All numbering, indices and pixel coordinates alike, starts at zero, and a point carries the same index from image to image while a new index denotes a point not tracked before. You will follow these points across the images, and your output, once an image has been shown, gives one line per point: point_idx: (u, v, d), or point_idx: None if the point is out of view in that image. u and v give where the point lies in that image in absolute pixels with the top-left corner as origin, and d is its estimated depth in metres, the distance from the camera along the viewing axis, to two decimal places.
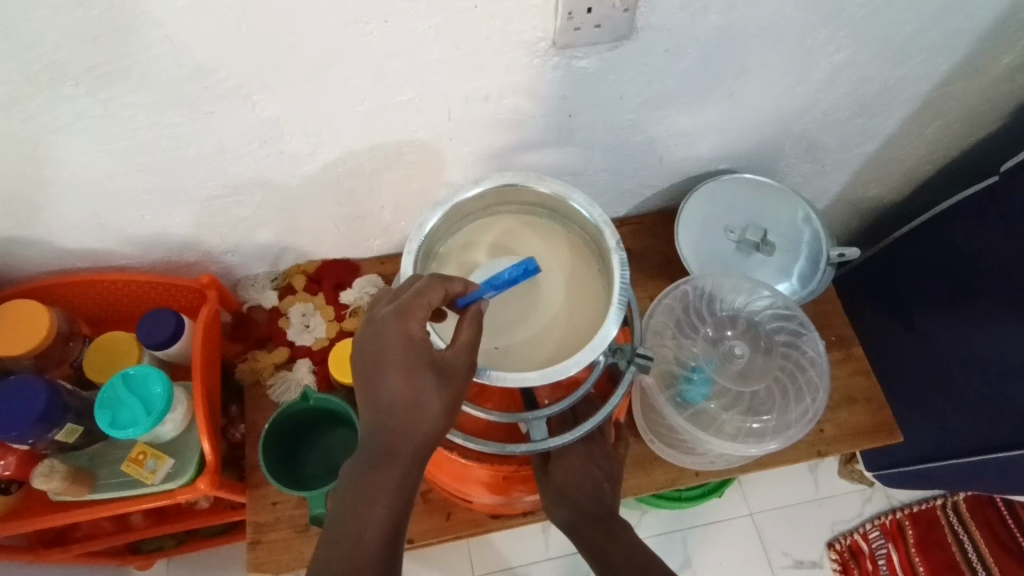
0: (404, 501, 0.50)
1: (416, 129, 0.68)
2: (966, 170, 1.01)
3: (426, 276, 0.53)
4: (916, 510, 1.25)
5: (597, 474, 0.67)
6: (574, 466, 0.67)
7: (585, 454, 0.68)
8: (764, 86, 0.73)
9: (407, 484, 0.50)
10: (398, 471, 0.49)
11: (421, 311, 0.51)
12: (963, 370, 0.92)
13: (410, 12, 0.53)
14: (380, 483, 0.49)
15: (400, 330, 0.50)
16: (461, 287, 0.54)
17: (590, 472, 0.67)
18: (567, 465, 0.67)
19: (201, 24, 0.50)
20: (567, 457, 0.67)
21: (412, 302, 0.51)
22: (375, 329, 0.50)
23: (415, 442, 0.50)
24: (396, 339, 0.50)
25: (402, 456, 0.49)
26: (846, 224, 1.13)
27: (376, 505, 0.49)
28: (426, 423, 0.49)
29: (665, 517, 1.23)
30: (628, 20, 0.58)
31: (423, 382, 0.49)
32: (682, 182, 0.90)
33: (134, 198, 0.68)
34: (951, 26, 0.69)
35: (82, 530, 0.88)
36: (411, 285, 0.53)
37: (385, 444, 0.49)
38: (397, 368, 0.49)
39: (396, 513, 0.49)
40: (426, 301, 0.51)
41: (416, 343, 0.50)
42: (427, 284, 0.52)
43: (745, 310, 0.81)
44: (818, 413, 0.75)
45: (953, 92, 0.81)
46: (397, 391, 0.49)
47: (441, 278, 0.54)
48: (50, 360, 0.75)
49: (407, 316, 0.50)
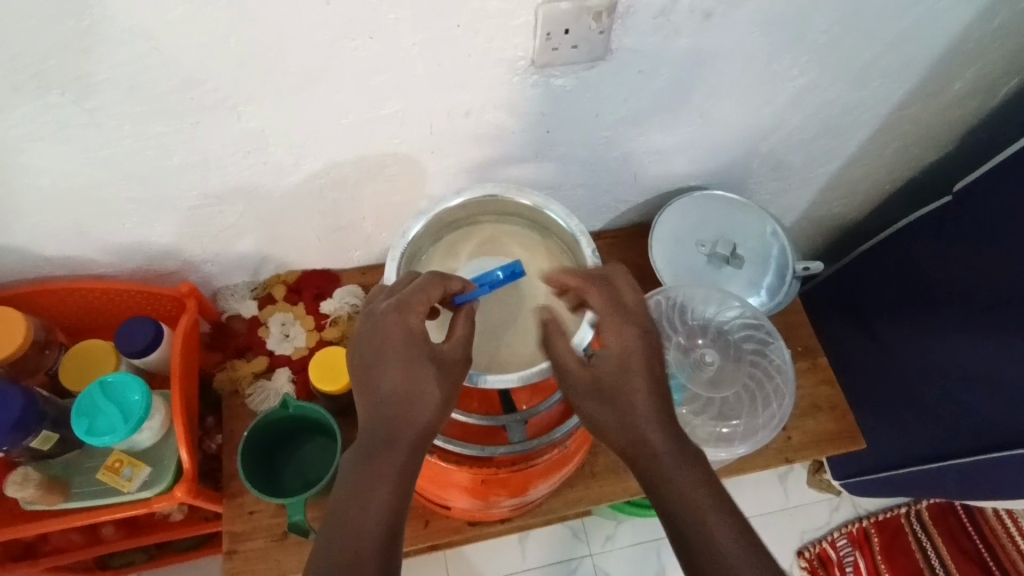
0: (404, 492, 0.49)
1: (400, 142, 0.70)
2: (924, 189, 1.06)
3: (427, 274, 0.57)
4: (882, 518, 1.29)
5: (662, 384, 0.55)
6: (637, 377, 0.54)
7: (650, 363, 0.55)
8: (732, 107, 0.76)
9: (406, 474, 0.50)
10: (398, 460, 0.50)
11: (420, 306, 0.54)
12: (923, 380, 0.96)
13: (395, 29, 0.55)
14: (381, 473, 0.49)
15: (402, 322, 0.53)
16: (459, 286, 0.59)
17: (655, 391, 0.54)
18: (625, 373, 0.54)
19: (191, 37, 0.52)
20: (630, 366, 0.55)
21: (412, 296, 0.54)
22: (376, 322, 0.53)
23: (414, 431, 0.51)
24: (398, 330, 0.52)
25: (401, 444, 0.50)
26: (812, 240, 1.17)
27: (376, 494, 0.48)
28: (425, 412, 0.51)
29: (640, 527, 1.24)
30: (604, 41, 0.61)
31: (422, 372, 0.52)
32: (655, 197, 0.94)
33: (116, 207, 0.69)
34: (906, 54, 0.74)
35: (51, 544, 0.87)
36: (412, 282, 0.56)
37: (385, 435, 0.50)
38: (398, 358, 0.51)
39: (397, 503, 0.49)
40: (426, 296, 0.54)
41: (416, 335, 0.53)
42: (427, 281, 0.56)
43: (715, 320, 0.84)
44: (785, 419, 0.79)
45: (909, 115, 0.86)
46: (397, 381, 0.51)
47: (440, 276, 0.58)
48: (25, 368, 0.75)
49: (409, 309, 0.53)
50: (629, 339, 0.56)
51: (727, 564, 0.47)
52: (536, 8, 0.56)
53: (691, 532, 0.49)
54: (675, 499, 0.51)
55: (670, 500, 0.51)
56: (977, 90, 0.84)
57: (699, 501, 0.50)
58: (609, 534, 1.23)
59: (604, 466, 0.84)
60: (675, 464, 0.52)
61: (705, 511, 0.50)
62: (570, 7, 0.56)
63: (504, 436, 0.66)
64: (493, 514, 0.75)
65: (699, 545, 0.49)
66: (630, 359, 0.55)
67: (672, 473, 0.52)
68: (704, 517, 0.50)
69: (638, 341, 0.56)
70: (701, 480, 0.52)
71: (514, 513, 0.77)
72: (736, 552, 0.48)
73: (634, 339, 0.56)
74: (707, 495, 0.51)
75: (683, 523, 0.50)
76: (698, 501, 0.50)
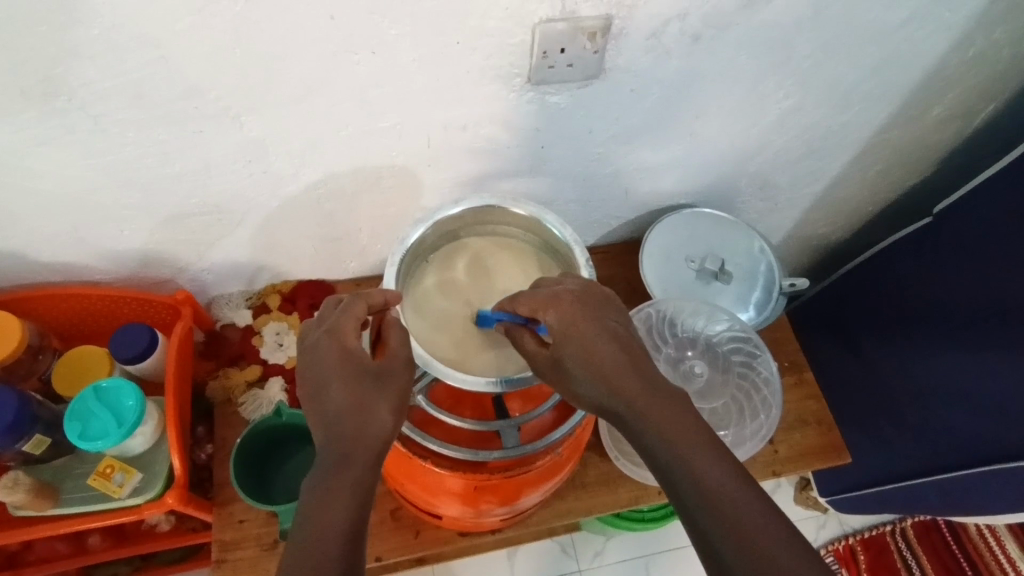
0: (362, 507, 0.49)
1: (396, 154, 0.71)
2: (905, 210, 1.09)
3: (348, 294, 0.58)
4: (868, 536, 1.30)
5: (616, 334, 0.55)
6: (589, 338, 0.54)
7: (592, 320, 0.55)
8: (720, 127, 0.79)
9: (364, 486, 0.49)
10: (353, 476, 0.49)
11: (350, 327, 0.55)
12: (904, 397, 0.97)
13: (396, 44, 0.57)
14: (338, 490, 0.48)
15: (336, 344, 0.53)
16: (382, 298, 0.58)
17: (616, 343, 0.54)
18: (579, 342, 0.54)
19: (197, 47, 0.53)
20: (577, 331, 0.54)
21: (341, 321, 0.55)
22: (312, 353, 0.54)
23: (368, 445, 0.51)
24: (335, 353, 0.53)
25: (355, 460, 0.50)
26: (798, 259, 1.20)
27: (334, 510, 0.47)
28: (377, 424, 0.52)
29: (629, 543, 1.24)
30: (598, 60, 0.63)
31: (366, 388, 0.52)
32: (646, 214, 0.96)
33: (115, 213, 0.70)
34: (886, 79, 0.77)
35: (36, 553, 0.86)
36: (337, 306, 0.57)
37: (340, 452, 0.50)
38: (340, 377, 0.52)
39: (356, 515, 0.48)
40: (354, 317, 0.55)
41: (354, 354, 0.53)
42: (348, 302, 0.57)
43: (704, 333, 0.86)
44: (772, 430, 0.81)
45: (890, 139, 0.89)
46: (343, 399, 0.51)
47: (360, 292, 0.58)
48: (17, 374, 0.75)
49: (340, 332, 0.54)
50: (569, 309, 0.55)
51: (707, 480, 0.47)
52: (533, 27, 0.59)
53: (667, 457, 0.49)
54: (650, 430, 0.51)
55: (653, 443, 0.50)
56: (954, 116, 0.87)
57: (672, 427, 0.50)
58: (598, 550, 1.23)
59: (594, 477, 0.85)
60: (652, 407, 0.51)
61: (676, 434, 0.50)
62: (565, 28, 0.59)
63: (498, 441, 0.67)
64: (484, 523, 0.75)
65: (678, 468, 0.49)
66: (573, 324, 0.55)
67: (651, 415, 0.51)
68: (688, 456, 0.49)
69: (576, 309, 0.55)
70: (674, 406, 0.52)
71: (504, 523, 0.78)
72: (713, 468, 0.48)
73: (570, 306, 0.56)
74: (680, 420, 0.51)
75: (660, 451, 0.50)
76: (671, 427, 0.50)
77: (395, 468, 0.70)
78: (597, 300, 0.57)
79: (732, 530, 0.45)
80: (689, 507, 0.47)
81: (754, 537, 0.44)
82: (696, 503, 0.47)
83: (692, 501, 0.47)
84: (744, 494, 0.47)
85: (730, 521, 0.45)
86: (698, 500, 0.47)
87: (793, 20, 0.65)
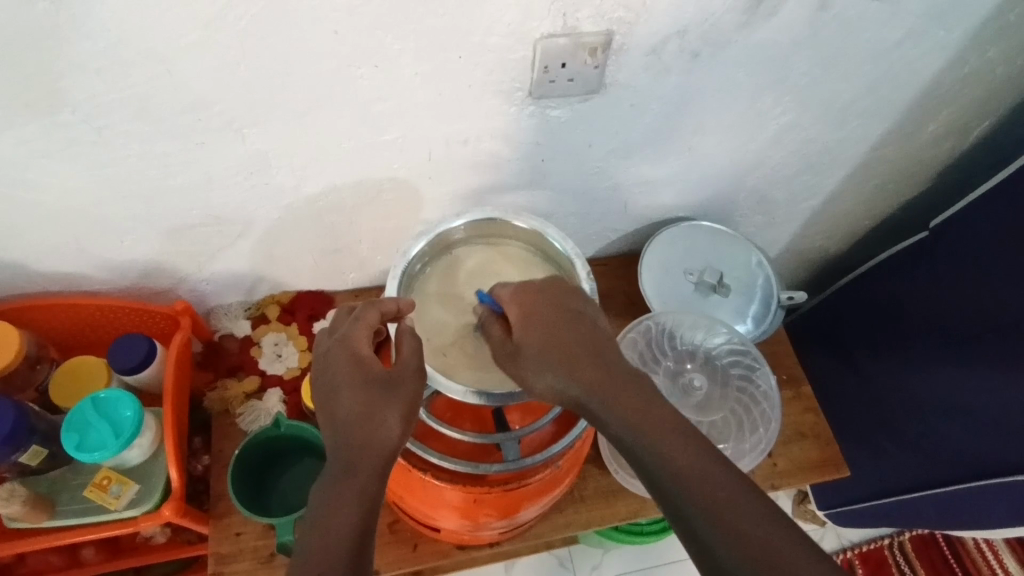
0: (369, 512, 0.48)
1: (398, 168, 0.72)
2: (900, 225, 1.10)
3: (361, 304, 0.59)
4: (866, 549, 1.30)
5: (576, 328, 0.57)
6: (546, 330, 0.56)
7: (552, 311, 0.58)
8: (719, 141, 0.79)
9: (370, 493, 0.49)
10: (359, 484, 0.49)
11: (362, 335, 0.56)
12: (901, 412, 0.98)
13: (398, 59, 0.58)
14: (344, 496, 0.48)
15: (347, 352, 0.54)
16: (393, 307, 0.59)
17: (573, 332, 0.56)
18: (537, 329, 0.56)
19: (202, 61, 0.54)
20: (532, 322, 0.57)
21: (353, 329, 0.56)
22: (325, 360, 0.55)
23: (374, 452, 0.51)
24: (346, 361, 0.54)
25: (363, 466, 0.50)
26: (795, 273, 1.21)
27: (342, 516, 0.47)
28: (384, 432, 0.52)
29: (627, 556, 1.24)
30: (598, 76, 0.64)
31: (374, 395, 0.52)
32: (644, 227, 0.97)
33: (117, 224, 0.70)
34: (881, 96, 0.78)
35: (28, 565, 0.84)
36: (350, 314, 0.59)
37: (347, 457, 0.50)
38: (349, 383, 0.53)
39: (363, 521, 0.47)
40: (367, 326, 0.56)
41: (363, 362, 0.54)
42: (360, 310, 0.58)
43: (704, 346, 0.87)
44: (771, 443, 0.81)
45: (885, 155, 0.90)
46: (351, 405, 0.52)
47: (374, 302, 0.59)
48: (14, 385, 0.75)
49: (352, 340, 0.56)
50: (529, 304, 0.59)
51: (692, 476, 0.47)
52: (533, 43, 0.59)
53: (655, 463, 0.48)
54: (630, 427, 0.51)
55: (615, 422, 0.52)
56: (949, 133, 0.88)
57: (650, 423, 0.50)
58: (595, 564, 1.22)
59: (593, 490, 0.84)
60: (613, 388, 0.53)
61: (661, 433, 0.50)
62: (566, 44, 0.60)
63: (499, 454, 0.67)
64: (483, 536, 0.75)
65: (663, 466, 0.48)
66: (533, 317, 0.57)
67: (611, 396, 0.53)
68: (647, 429, 0.50)
69: (535, 304, 0.58)
70: (654, 407, 0.52)
71: (502, 536, 0.77)
72: (674, 441, 0.49)
73: (533, 302, 0.59)
74: (668, 425, 0.50)
75: (648, 457, 0.49)
76: (622, 400, 0.52)
77: (394, 480, 0.70)
78: (559, 297, 0.59)
79: (726, 529, 0.44)
80: (673, 499, 0.47)
81: (729, 516, 0.44)
82: (690, 507, 0.46)
83: (681, 500, 0.46)
84: (703, 459, 0.48)
85: (695, 490, 0.46)
86: (682, 494, 0.46)
87: (791, 38, 0.66)
